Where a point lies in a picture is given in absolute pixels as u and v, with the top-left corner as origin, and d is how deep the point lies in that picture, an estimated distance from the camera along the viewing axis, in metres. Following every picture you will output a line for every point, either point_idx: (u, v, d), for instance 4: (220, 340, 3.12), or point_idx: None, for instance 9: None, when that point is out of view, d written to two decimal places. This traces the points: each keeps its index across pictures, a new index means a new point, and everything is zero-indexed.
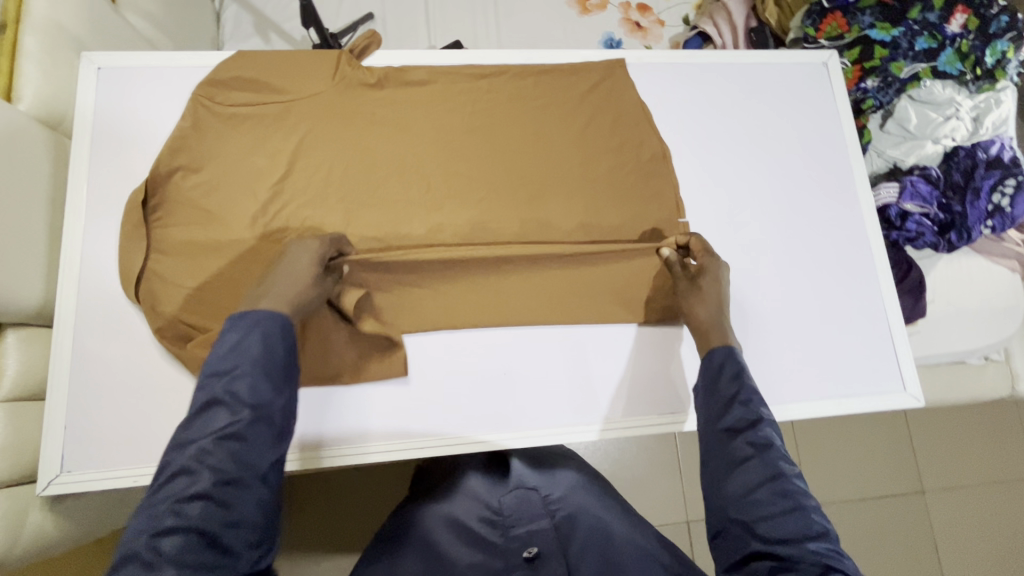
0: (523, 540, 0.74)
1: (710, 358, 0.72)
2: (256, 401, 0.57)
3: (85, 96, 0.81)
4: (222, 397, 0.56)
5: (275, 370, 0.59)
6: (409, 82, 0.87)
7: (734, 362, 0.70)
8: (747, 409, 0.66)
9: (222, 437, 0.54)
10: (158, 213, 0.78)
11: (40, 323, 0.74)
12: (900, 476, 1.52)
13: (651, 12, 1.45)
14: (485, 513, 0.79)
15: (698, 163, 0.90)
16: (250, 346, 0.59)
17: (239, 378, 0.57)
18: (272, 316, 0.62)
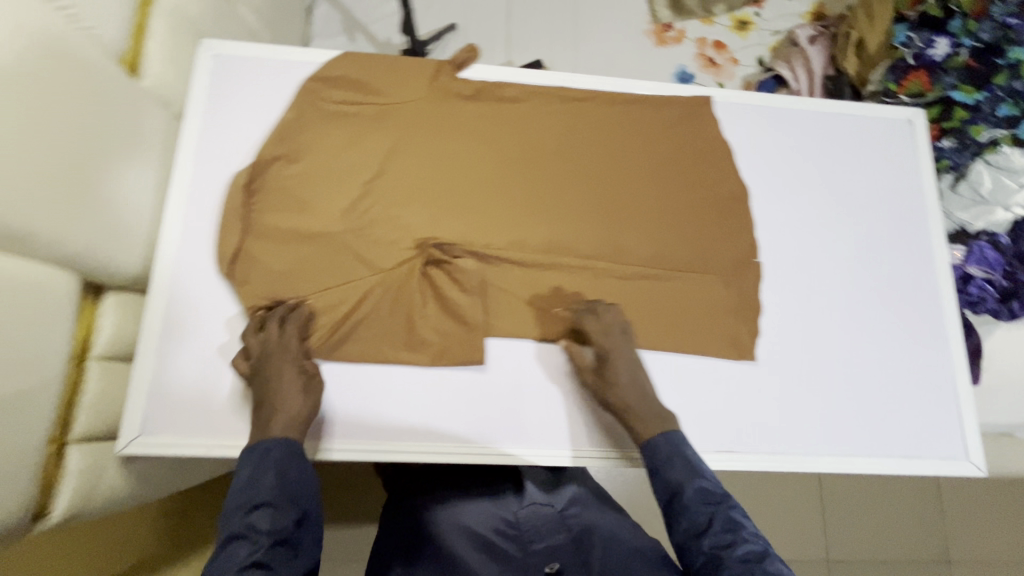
0: (543, 556, 0.77)
1: (654, 446, 0.72)
2: (273, 528, 0.62)
3: (200, 80, 0.85)
4: (244, 530, 0.61)
5: (292, 491, 0.65)
6: (502, 97, 0.90)
7: (679, 452, 0.71)
8: (729, 508, 0.66)
9: (248, 567, 0.59)
10: (255, 198, 0.82)
11: (136, 289, 0.78)
12: (920, 539, 1.56)
13: (726, 50, 1.47)
14: (499, 525, 0.81)
15: (775, 206, 0.91)
16: (265, 474, 0.65)
17: (257, 509, 0.63)
18: (280, 445, 0.68)
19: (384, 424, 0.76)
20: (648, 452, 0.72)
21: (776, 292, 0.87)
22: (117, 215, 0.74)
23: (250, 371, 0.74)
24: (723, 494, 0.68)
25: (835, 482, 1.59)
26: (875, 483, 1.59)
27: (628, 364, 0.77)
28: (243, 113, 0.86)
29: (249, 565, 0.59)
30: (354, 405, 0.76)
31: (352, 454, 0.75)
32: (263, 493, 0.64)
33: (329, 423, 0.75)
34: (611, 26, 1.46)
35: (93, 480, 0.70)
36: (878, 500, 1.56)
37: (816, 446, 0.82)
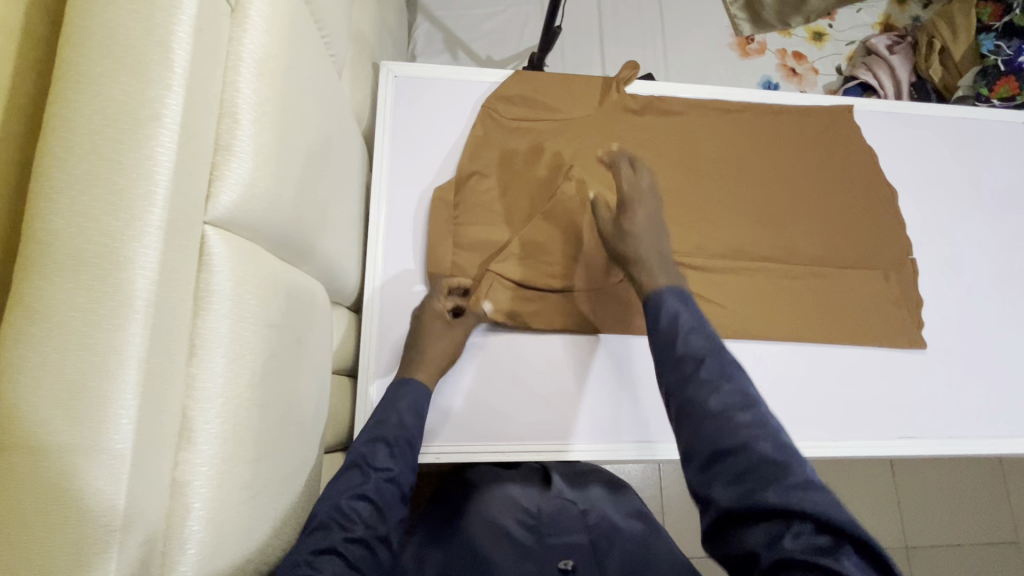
0: (559, 551, 0.66)
1: (659, 300, 0.67)
2: (387, 466, 0.64)
3: (387, 100, 0.89)
4: (362, 460, 0.64)
5: (410, 440, 0.68)
6: (666, 111, 0.95)
7: (683, 307, 0.66)
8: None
9: (357, 496, 0.61)
10: (456, 212, 0.85)
11: (348, 303, 0.80)
12: (997, 521, 1.60)
13: (806, 60, 1.54)
14: (522, 515, 0.71)
15: (918, 206, 0.97)
16: (390, 419, 0.68)
17: (376, 443, 0.65)
18: (420, 391, 0.72)
19: (503, 413, 0.79)
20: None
21: (930, 286, 0.93)
22: (346, 231, 0.76)
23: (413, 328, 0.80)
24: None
25: (906, 465, 1.60)
26: (950, 467, 1.63)
27: None
28: (430, 132, 0.89)
29: (357, 496, 0.61)
30: (480, 393, 0.80)
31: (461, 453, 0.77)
32: (386, 433, 0.66)
33: (457, 414, 0.79)
34: (697, 40, 1.53)
35: None
36: (955, 484, 1.61)
37: (984, 428, 0.87)
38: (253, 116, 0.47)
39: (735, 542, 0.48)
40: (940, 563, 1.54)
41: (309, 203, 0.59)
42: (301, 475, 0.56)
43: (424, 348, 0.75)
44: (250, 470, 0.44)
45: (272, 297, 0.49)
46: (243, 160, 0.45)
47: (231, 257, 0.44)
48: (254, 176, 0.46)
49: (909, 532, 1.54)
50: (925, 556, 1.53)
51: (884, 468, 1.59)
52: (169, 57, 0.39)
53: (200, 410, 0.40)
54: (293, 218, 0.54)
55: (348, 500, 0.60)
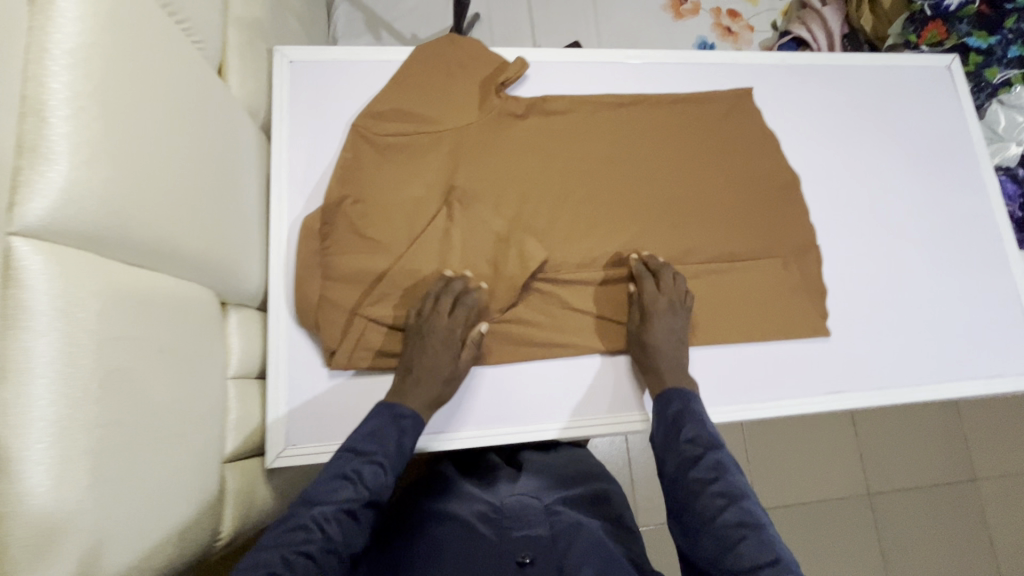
0: (515, 544, 0.65)
1: (664, 400, 0.71)
2: (376, 488, 0.62)
3: (282, 87, 0.84)
4: (352, 475, 0.61)
5: (402, 457, 0.65)
6: (551, 111, 0.89)
7: (687, 405, 0.69)
8: (721, 461, 0.63)
9: (342, 511, 0.58)
10: (326, 242, 0.78)
11: (253, 304, 0.78)
12: (953, 459, 1.65)
13: (740, 18, 1.51)
14: (484, 509, 0.71)
15: (843, 159, 0.96)
16: (387, 438, 0.65)
17: (370, 462, 0.63)
18: (415, 418, 0.69)
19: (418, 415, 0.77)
20: (659, 399, 0.72)
21: (854, 241, 0.93)
22: (241, 231, 0.73)
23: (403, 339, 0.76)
24: (718, 445, 0.64)
25: (867, 418, 1.63)
26: (908, 412, 1.66)
27: (671, 324, 0.79)
28: (330, 118, 0.85)
29: (339, 512, 0.58)
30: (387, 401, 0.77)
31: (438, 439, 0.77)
32: (382, 455, 0.63)
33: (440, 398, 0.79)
34: (629, 3, 1.49)
35: (247, 500, 0.70)
36: (912, 428, 1.65)
37: (909, 377, 0.88)
38: (68, 114, 0.43)
39: (693, 517, 0.61)
40: (900, 506, 1.58)
41: (178, 206, 0.56)
42: (184, 486, 0.54)
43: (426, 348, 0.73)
44: (95, 491, 0.42)
45: (116, 309, 0.46)
46: (58, 164, 0.42)
47: (49, 271, 0.41)
48: (71, 180, 0.43)
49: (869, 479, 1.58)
50: (886, 501, 1.57)
51: (847, 422, 1.62)
52: None
53: (20, 438, 0.38)
54: (151, 222, 0.51)
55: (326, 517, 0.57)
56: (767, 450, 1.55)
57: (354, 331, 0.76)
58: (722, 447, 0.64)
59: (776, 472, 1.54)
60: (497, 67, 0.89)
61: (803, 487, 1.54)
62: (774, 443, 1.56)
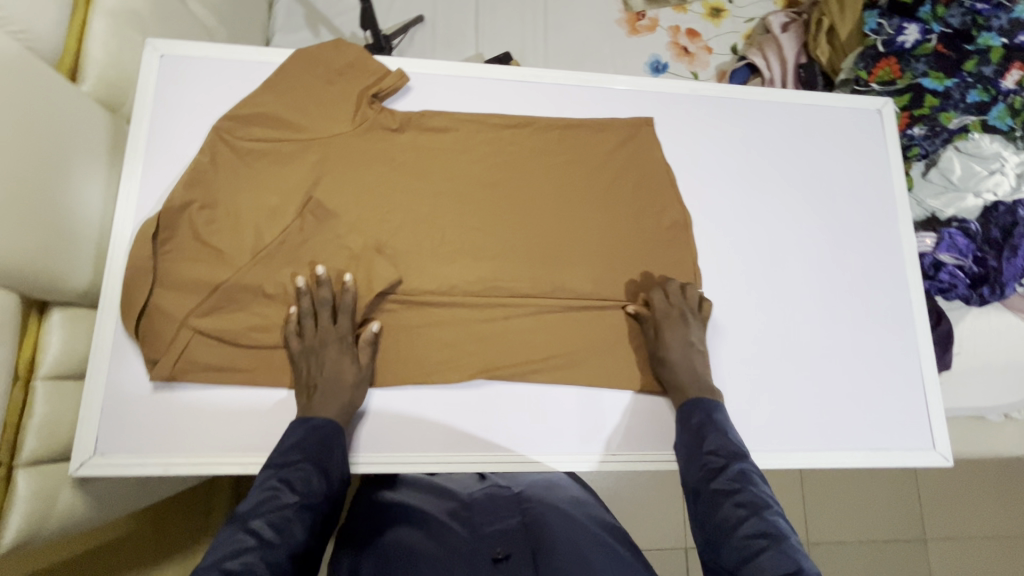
0: (493, 542, 0.72)
1: (684, 411, 0.72)
2: (304, 492, 0.62)
3: (147, 83, 0.81)
4: (279, 485, 0.61)
5: (324, 462, 0.65)
6: (429, 127, 0.85)
7: (706, 416, 0.70)
8: (746, 470, 0.62)
9: (270, 518, 0.58)
10: (166, 247, 0.75)
11: (86, 305, 0.75)
12: (908, 517, 1.45)
13: (699, 38, 1.45)
14: (454, 506, 0.82)
15: (744, 201, 0.90)
16: (309, 446, 0.66)
17: (297, 469, 0.63)
18: (330, 424, 0.68)
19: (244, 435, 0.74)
20: (683, 413, 0.72)
21: (745, 289, 0.87)
22: (67, 232, 0.70)
23: (300, 354, 0.74)
24: (743, 457, 0.64)
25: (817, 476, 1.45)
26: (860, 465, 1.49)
27: (679, 333, 0.78)
28: (196, 117, 0.82)
29: (269, 518, 0.58)
30: (206, 419, 0.74)
31: (378, 464, 0.75)
32: (312, 460, 0.64)
33: (355, 431, 0.76)
34: (583, 16, 1.44)
35: (45, 507, 0.67)
36: (863, 481, 1.47)
37: (784, 441, 0.82)
38: None
39: (712, 529, 0.59)
40: (842, 566, 1.41)
41: None
42: None
43: (320, 361, 0.73)
44: None
45: None
46: None
47: None
48: None
49: (808, 532, 1.43)
50: (825, 558, 1.41)
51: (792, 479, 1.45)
52: None
53: None
54: None
55: (255, 523, 0.57)
56: None
57: (179, 342, 0.73)
58: (739, 454, 0.64)
59: None
60: (377, 76, 0.84)
61: None
62: None
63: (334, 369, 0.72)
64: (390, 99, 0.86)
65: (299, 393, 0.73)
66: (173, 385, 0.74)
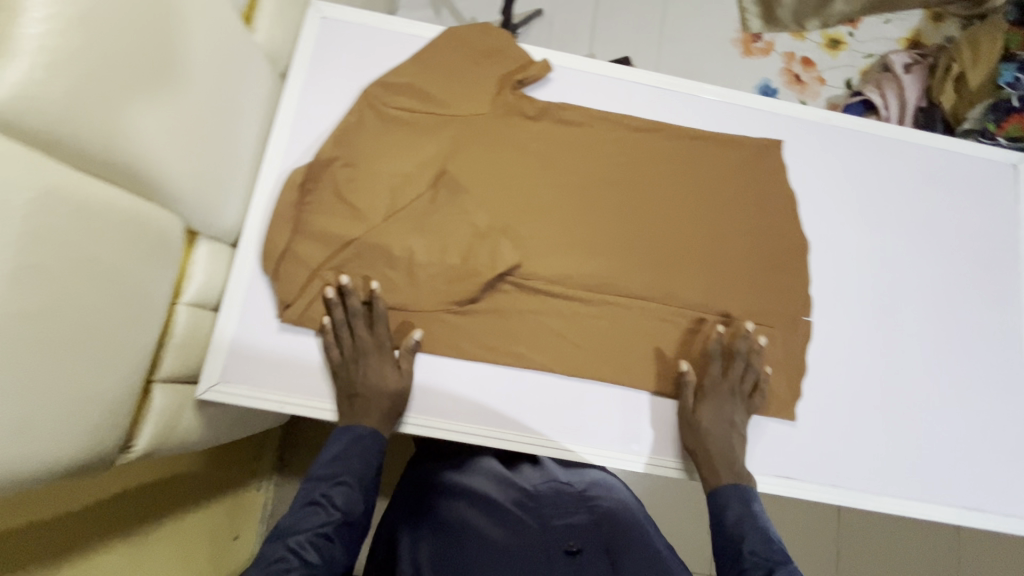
0: (563, 534, 0.78)
1: (716, 497, 0.73)
2: (346, 508, 0.69)
3: (308, 42, 0.85)
4: (322, 500, 0.68)
5: (362, 475, 0.72)
6: (564, 120, 0.87)
7: (740, 509, 0.71)
8: (777, 570, 0.64)
9: (317, 534, 0.65)
10: (310, 198, 0.79)
11: (228, 241, 0.80)
12: None
13: (814, 68, 1.43)
14: (520, 497, 0.83)
15: (864, 237, 0.89)
16: (352, 459, 0.72)
17: (338, 484, 0.70)
18: (370, 434, 0.73)
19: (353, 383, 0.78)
20: (715, 501, 0.73)
21: (854, 325, 0.86)
22: (226, 172, 0.75)
23: (341, 365, 0.76)
24: (786, 558, 0.65)
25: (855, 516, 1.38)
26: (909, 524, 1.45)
27: (723, 409, 0.77)
28: (346, 78, 0.86)
29: (319, 534, 0.66)
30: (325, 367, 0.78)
31: (423, 430, 0.78)
32: (353, 472, 0.71)
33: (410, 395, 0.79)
34: (699, 31, 1.44)
35: (170, 422, 0.71)
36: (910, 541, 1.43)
37: (875, 483, 0.81)
38: (43, 28, 0.46)
39: None
40: None
41: (147, 136, 0.58)
42: (93, 401, 0.57)
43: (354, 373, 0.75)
44: None
45: (54, 211, 0.49)
46: (20, 67, 0.44)
47: None
48: (24, 80, 0.44)
49: None
50: None
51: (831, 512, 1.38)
52: None
53: None
54: (105, 145, 0.53)
55: (307, 538, 0.65)
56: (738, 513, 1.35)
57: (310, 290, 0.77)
58: (771, 553, 0.66)
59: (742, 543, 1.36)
60: (521, 65, 0.87)
61: None
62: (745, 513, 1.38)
63: (371, 380, 0.74)
64: (529, 86, 0.88)
65: (340, 401, 0.76)
66: (299, 329, 0.78)
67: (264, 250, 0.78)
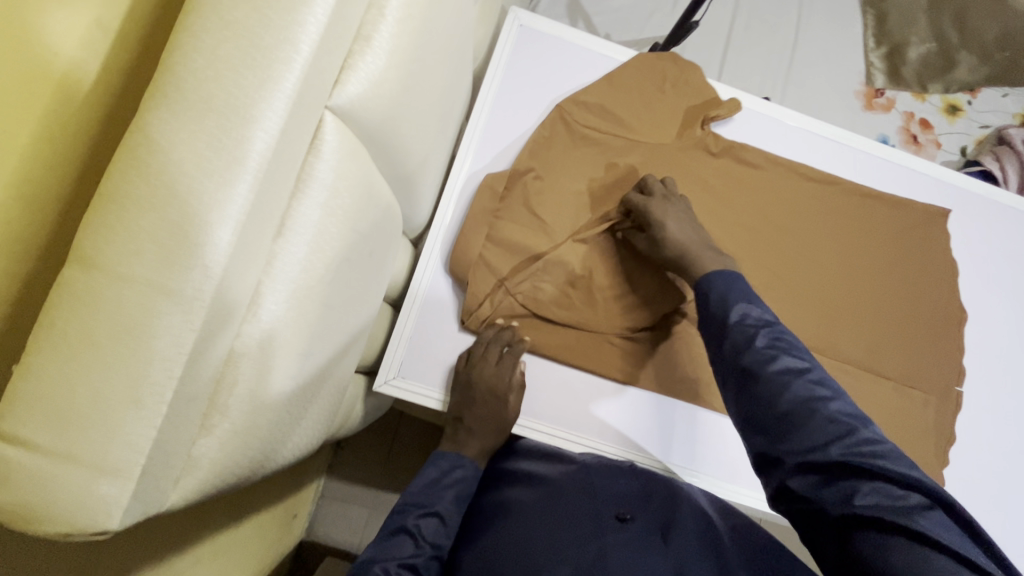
0: (614, 502, 0.67)
1: (711, 293, 0.62)
2: (435, 542, 0.65)
3: (507, 48, 0.85)
4: (412, 529, 0.65)
5: (454, 502, 0.70)
6: (745, 160, 0.88)
7: (760, 312, 0.58)
8: (807, 374, 0.53)
9: (404, 564, 0.60)
10: (500, 205, 0.80)
11: (410, 235, 0.79)
12: None
13: (931, 130, 1.44)
14: (565, 469, 0.74)
15: (1010, 314, 0.91)
16: (446, 492, 0.70)
17: (428, 515, 0.67)
18: (470, 470, 0.74)
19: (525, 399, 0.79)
20: (700, 289, 0.64)
21: (996, 399, 0.88)
22: (433, 169, 0.74)
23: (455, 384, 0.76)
24: (808, 367, 0.54)
25: None
26: None
27: (674, 209, 0.75)
28: (540, 91, 0.86)
29: (405, 564, 0.61)
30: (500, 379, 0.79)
31: (541, 434, 0.79)
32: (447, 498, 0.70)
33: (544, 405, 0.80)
34: (824, 79, 1.45)
35: (347, 411, 0.71)
36: None
37: (1004, 559, 0.82)
38: (399, 16, 0.45)
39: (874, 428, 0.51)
40: None
41: (416, 128, 0.58)
42: (330, 388, 0.56)
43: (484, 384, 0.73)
44: (296, 366, 0.44)
45: (362, 206, 0.48)
46: (378, 57, 0.44)
47: (339, 149, 0.43)
48: (381, 76, 0.44)
49: None
50: None
51: None
52: None
53: (272, 288, 0.40)
54: (399, 135, 0.53)
55: (397, 565, 0.60)
56: None
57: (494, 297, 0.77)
58: (784, 360, 0.54)
59: None
60: (710, 100, 0.88)
61: None
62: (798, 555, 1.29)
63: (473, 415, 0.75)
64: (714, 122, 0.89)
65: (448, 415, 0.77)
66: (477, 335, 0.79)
67: (450, 250, 0.78)
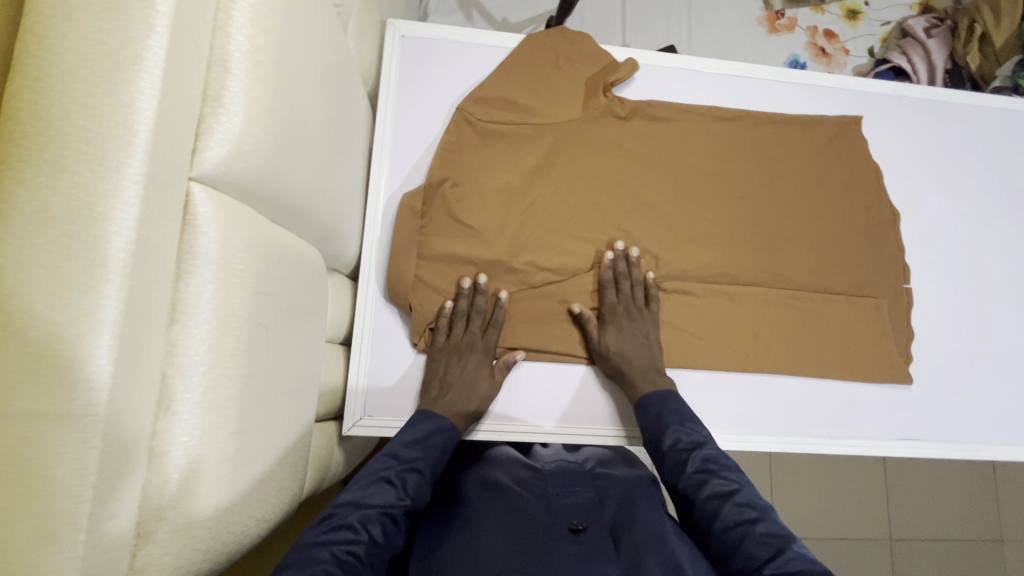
0: (568, 515, 0.65)
1: (646, 408, 0.72)
2: (416, 495, 0.60)
3: (394, 60, 0.83)
4: (394, 480, 0.60)
5: (437, 460, 0.65)
6: (656, 116, 0.88)
7: (665, 407, 0.71)
8: (705, 457, 0.64)
9: (384, 514, 0.56)
10: (425, 221, 0.79)
11: (344, 272, 0.78)
12: None
13: (837, 39, 1.46)
14: (525, 476, 0.72)
15: (940, 199, 0.94)
16: (433, 448, 0.65)
17: (411, 470, 0.62)
18: (455, 432, 0.68)
19: None
20: (639, 412, 0.73)
21: (945, 285, 0.91)
22: (348, 200, 0.72)
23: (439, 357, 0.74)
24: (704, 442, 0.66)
25: (902, 465, 1.37)
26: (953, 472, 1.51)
27: (634, 327, 0.78)
28: (438, 96, 0.85)
29: (386, 514, 0.57)
30: None
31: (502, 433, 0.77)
32: (439, 459, 0.65)
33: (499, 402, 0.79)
34: (724, 13, 1.46)
35: (324, 462, 0.70)
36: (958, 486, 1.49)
37: (985, 433, 0.86)
38: (246, 66, 0.43)
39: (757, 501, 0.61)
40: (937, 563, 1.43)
41: (311, 170, 0.56)
42: (296, 454, 0.55)
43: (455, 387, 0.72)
44: (235, 453, 0.42)
45: (263, 265, 0.46)
46: (234, 114, 0.42)
47: (219, 218, 0.41)
48: (244, 133, 0.43)
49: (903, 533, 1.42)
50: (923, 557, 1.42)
51: (874, 466, 1.36)
52: (151, 9, 0.36)
53: (182, 378, 0.38)
54: (289, 186, 0.51)
55: (378, 515, 0.56)
56: (802, 484, 1.31)
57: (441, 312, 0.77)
58: (698, 457, 0.64)
59: (805, 518, 1.29)
60: (608, 65, 0.87)
61: (818, 524, 1.29)
62: (801, 475, 1.32)
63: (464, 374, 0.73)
64: (618, 86, 0.89)
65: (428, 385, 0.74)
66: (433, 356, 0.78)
67: (387, 279, 0.77)
